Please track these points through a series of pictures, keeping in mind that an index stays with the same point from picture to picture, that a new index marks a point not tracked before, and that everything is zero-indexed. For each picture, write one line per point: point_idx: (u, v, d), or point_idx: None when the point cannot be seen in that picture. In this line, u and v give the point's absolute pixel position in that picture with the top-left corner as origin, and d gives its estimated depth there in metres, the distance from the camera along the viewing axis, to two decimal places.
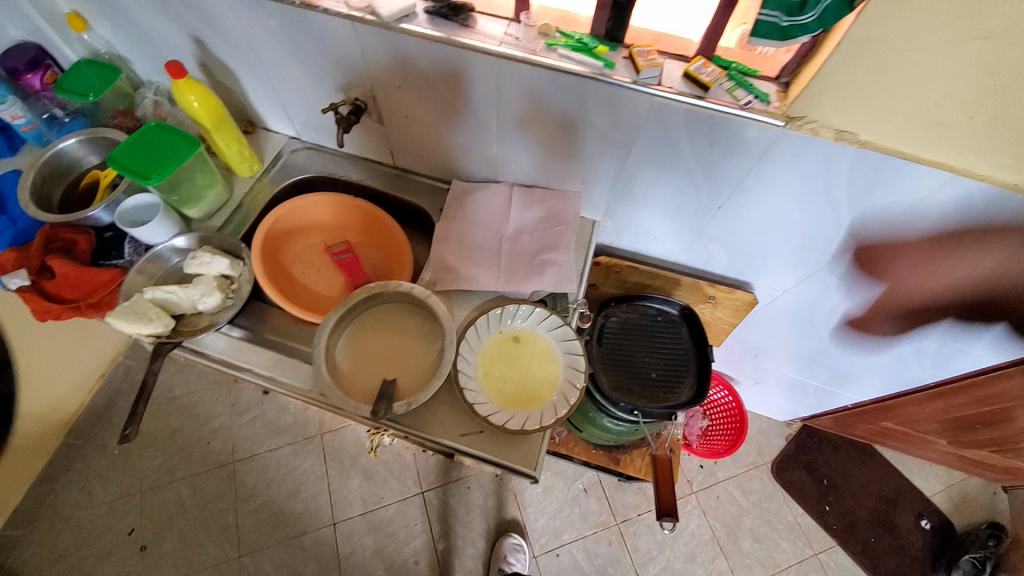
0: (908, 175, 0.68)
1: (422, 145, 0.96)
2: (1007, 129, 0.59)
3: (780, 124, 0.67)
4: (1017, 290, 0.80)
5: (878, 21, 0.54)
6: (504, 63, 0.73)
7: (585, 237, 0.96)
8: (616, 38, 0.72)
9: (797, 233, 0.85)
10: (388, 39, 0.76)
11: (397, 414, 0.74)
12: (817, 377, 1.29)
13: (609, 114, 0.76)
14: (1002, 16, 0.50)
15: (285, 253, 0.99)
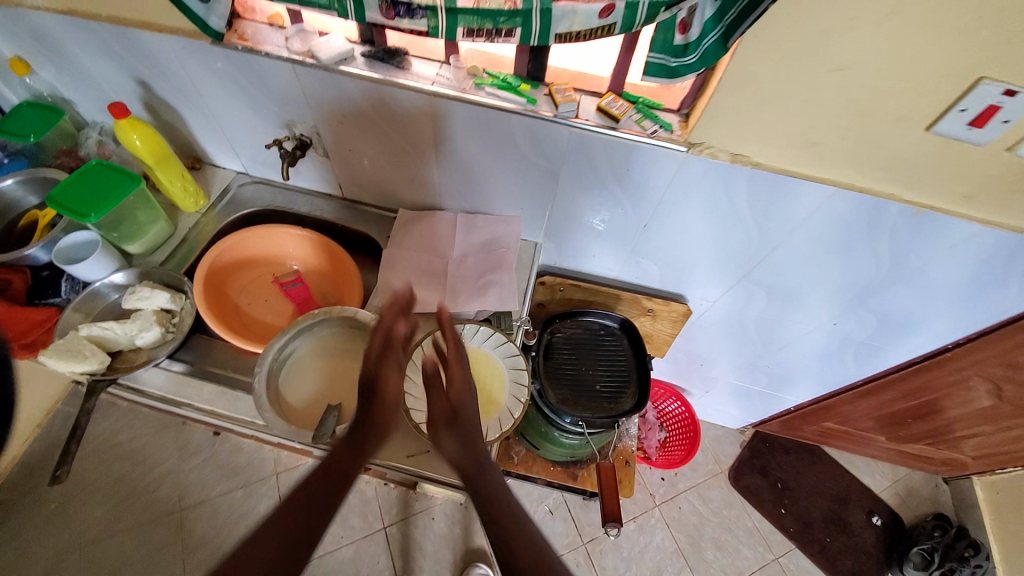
0: (799, 192, 0.77)
1: (368, 176, 1.00)
2: (870, 148, 0.69)
3: (683, 149, 0.76)
4: (914, 289, 0.90)
5: (750, 60, 0.63)
6: (437, 100, 0.79)
7: (528, 258, 1.02)
8: (537, 77, 0.79)
9: (716, 247, 0.93)
10: (329, 80, 0.81)
11: (340, 438, 0.76)
12: (758, 383, 1.37)
13: (536, 145, 0.82)
14: (847, 55, 0.60)
15: (232, 286, 1.00)
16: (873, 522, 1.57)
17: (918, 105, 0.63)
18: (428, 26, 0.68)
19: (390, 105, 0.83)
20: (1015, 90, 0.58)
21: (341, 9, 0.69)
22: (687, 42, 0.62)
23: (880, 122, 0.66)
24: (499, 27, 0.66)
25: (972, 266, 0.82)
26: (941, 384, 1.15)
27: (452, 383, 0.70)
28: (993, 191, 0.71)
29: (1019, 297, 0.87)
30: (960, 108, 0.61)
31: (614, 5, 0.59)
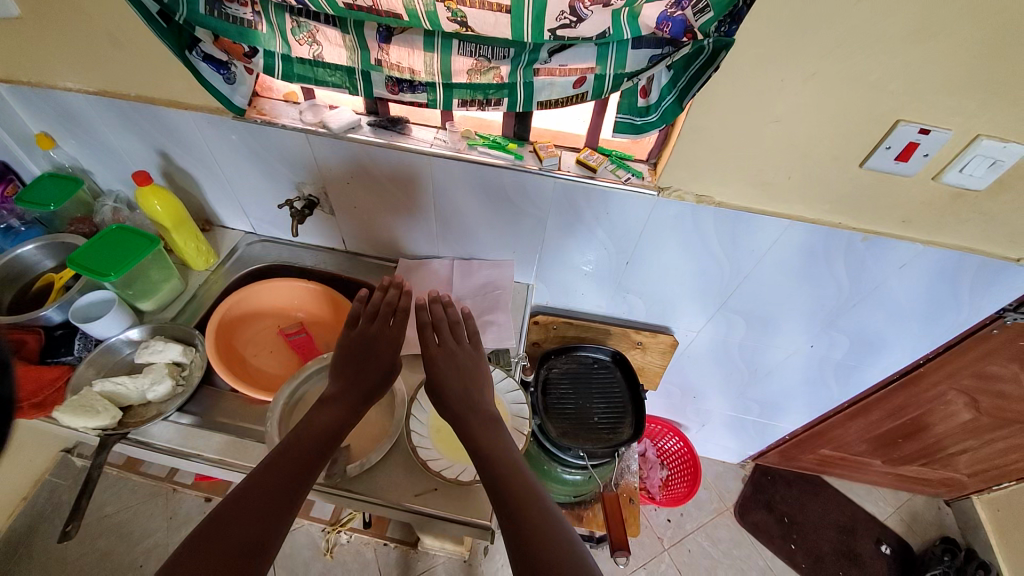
0: (759, 225, 0.87)
1: (370, 230, 1.08)
2: (813, 184, 0.80)
3: (654, 193, 0.86)
4: (878, 309, 0.99)
5: (703, 117, 0.74)
6: (435, 160, 0.89)
7: (521, 298, 1.08)
8: (522, 137, 0.90)
9: (694, 279, 1.01)
10: (338, 146, 0.91)
11: (350, 476, 0.80)
12: (751, 412, 1.41)
13: (524, 195, 0.92)
14: (781, 110, 0.71)
15: (239, 337, 1.04)
16: (884, 551, 1.55)
17: (849, 146, 0.74)
18: (428, 99, 0.80)
19: (391, 165, 0.92)
20: (927, 129, 0.69)
21: (349, 85, 0.80)
22: (648, 104, 0.74)
23: (820, 161, 0.77)
24: (489, 97, 0.77)
25: (923, 283, 0.92)
26: (920, 400, 1.22)
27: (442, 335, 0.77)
28: (927, 215, 0.81)
29: (971, 311, 0.95)
30: (886, 146, 0.72)
31: (585, 77, 0.71)
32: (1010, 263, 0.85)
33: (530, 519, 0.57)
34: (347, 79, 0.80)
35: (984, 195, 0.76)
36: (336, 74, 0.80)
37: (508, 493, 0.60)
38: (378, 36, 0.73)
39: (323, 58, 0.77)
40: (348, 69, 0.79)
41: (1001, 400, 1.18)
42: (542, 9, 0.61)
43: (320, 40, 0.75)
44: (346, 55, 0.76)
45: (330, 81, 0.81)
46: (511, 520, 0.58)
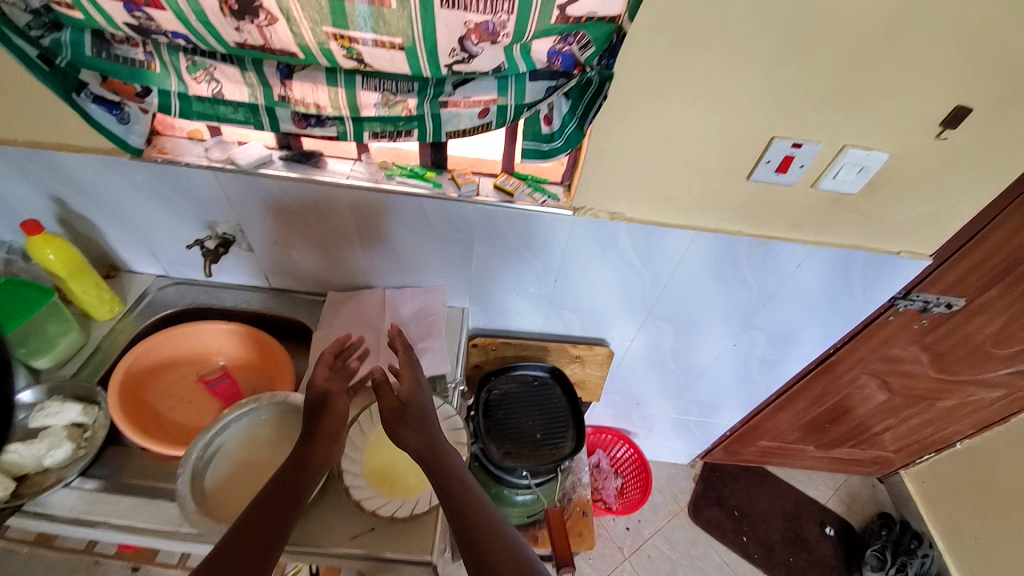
0: (670, 237, 0.93)
1: (294, 265, 1.05)
2: (711, 195, 0.86)
3: (570, 212, 0.89)
4: (787, 305, 1.06)
5: (602, 140, 0.78)
6: (353, 192, 0.89)
7: (456, 322, 1.08)
8: (440, 165, 0.92)
9: (619, 291, 1.05)
10: (249, 182, 0.89)
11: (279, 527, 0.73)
12: (692, 413, 1.47)
13: (446, 221, 0.93)
14: (672, 131, 0.77)
15: (152, 388, 0.97)
16: (828, 532, 1.63)
17: (738, 160, 0.81)
18: (338, 132, 0.79)
19: (308, 200, 0.91)
20: (799, 143, 0.77)
21: (255, 121, 0.79)
22: (552, 131, 0.78)
23: (714, 175, 0.83)
24: (399, 129, 0.77)
25: (821, 279, 1.00)
26: (838, 385, 1.31)
27: (404, 386, 0.79)
28: (814, 218, 0.89)
29: (867, 301, 1.04)
30: (766, 160, 0.79)
31: (489, 108, 0.73)
32: (890, 256, 0.94)
33: (497, 553, 0.61)
34: (251, 116, 0.78)
35: (858, 197, 0.85)
36: (238, 112, 0.78)
37: (473, 528, 0.64)
38: (278, 74, 0.73)
39: (222, 94, 0.75)
40: (251, 106, 0.77)
41: (907, 379, 1.29)
42: (434, 45, 0.63)
43: (218, 77, 0.73)
44: (246, 91, 0.74)
45: (234, 118, 0.78)
46: (479, 553, 0.62)
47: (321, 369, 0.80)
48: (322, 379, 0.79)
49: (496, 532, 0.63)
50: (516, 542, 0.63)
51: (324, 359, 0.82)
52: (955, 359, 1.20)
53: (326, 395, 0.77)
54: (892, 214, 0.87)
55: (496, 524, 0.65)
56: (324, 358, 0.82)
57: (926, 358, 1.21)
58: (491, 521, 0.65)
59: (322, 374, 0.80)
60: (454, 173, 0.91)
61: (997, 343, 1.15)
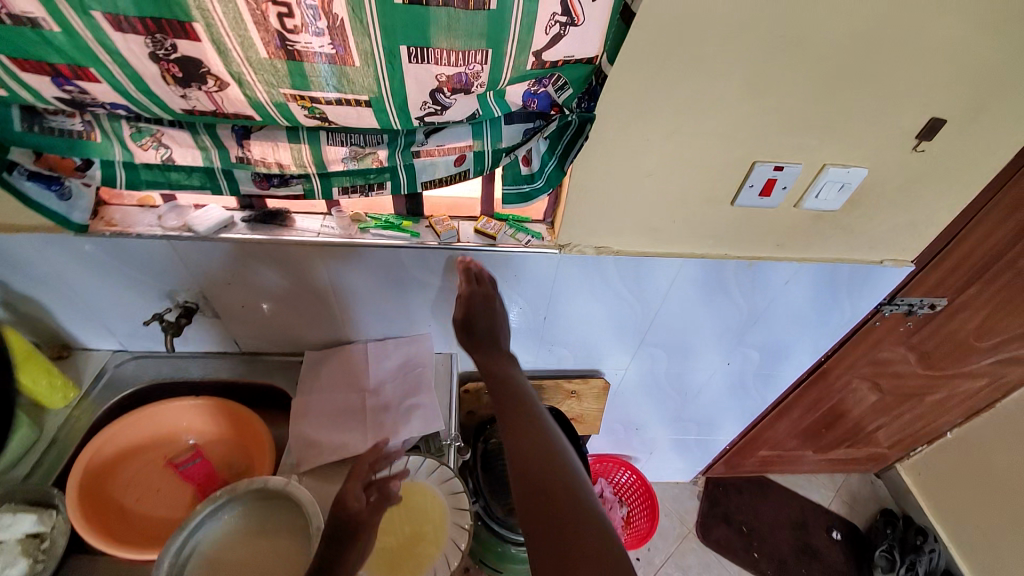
0: (658, 267, 0.91)
1: (265, 327, 0.98)
2: (697, 223, 0.85)
3: (556, 250, 0.86)
4: (777, 322, 1.06)
5: (584, 178, 0.76)
6: (324, 248, 0.83)
7: (445, 370, 1.03)
8: (416, 213, 0.88)
9: (611, 323, 1.03)
10: (210, 249, 0.83)
11: None
12: (690, 433, 1.44)
13: (428, 269, 0.88)
14: (654, 164, 0.75)
15: (113, 482, 0.87)
16: (835, 537, 1.62)
17: (721, 187, 0.79)
18: (304, 190, 0.74)
19: (277, 260, 0.85)
20: (780, 167, 0.76)
21: (212, 186, 0.73)
22: (532, 171, 0.74)
23: (699, 203, 0.82)
24: (371, 182, 0.73)
25: (809, 294, 1.00)
26: (832, 391, 1.31)
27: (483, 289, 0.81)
28: (797, 237, 0.89)
29: (854, 310, 1.04)
30: (749, 185, 0.78)
31: (465, 155, 0.70)
32: (874, 266, 0.95)
33: (542, 467, 0.58)
34: (207, 179, 0.72)
35: (839, 214, 0.85)
36: (193, 178, 0.72)
37: (520, 438, 0.62)
38: (234, 135, 0.68)
39: (173, 160, 0.69)
40: (206, 169, 0.71)
41: (897, 379, 1.30)
42: (403, 100, 0.59)
43: (168, 143, 0.67)
44: (199, 155, 0.69)
45: (189, 184, 0.72)
46: (524, 462, 0.60)
47: (354, 492, 0.66)
48: (357, 505, 0.64)
49: (544, 446, 0.60)
50: (567, 460, 0.59)
51: (358, 476, 0.67)
52: (942, 355, 1.22)
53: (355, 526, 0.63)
54: (873, 227, 0.88)
55: (548, 436, 0.62)
56: (357, 472, 0.68)
57: (914, 357, 1.23)
58: (544, 433, 0.62)
59: (356, 494, 0.66)
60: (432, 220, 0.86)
61: (979, 336, 1.17)
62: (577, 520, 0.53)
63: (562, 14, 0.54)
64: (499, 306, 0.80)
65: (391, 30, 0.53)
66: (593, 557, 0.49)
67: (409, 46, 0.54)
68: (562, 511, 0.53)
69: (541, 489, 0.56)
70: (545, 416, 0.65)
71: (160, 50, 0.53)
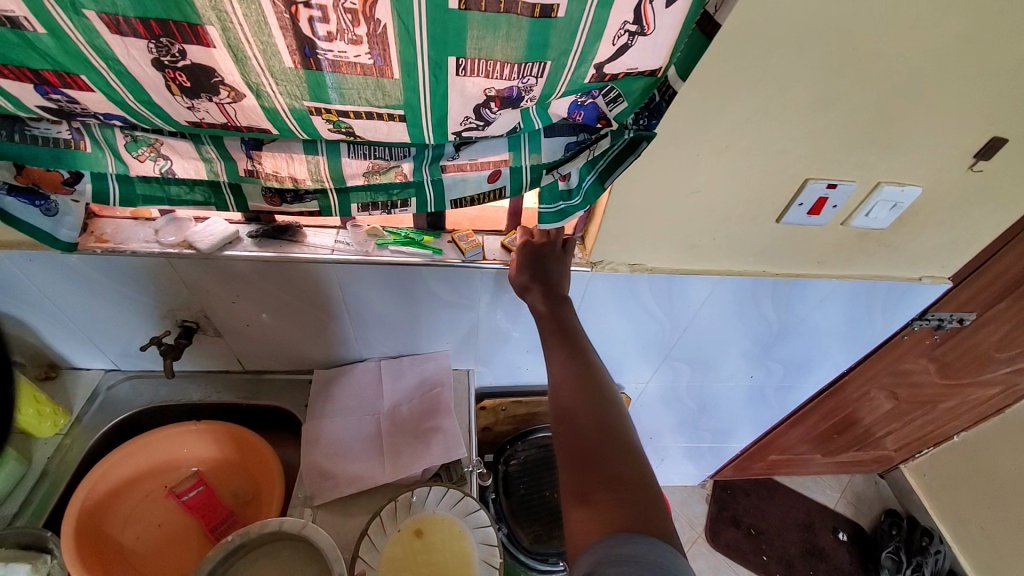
0: (692, 284, 0.86)
1: (272, 346, 0.91)
2: (737, 241, 0.80)
3: (587, 268, 0.81)
4: (807, 335, 1.02)
5: (624, 194, 0.71)
6: (339, 266, 0.76)
7: (464, 388, 0.97)
8: (437, 226, 0.81)
9: (637, 337, 0.98)
10: (212, 266, 0.76)
11: None
12: (704, 441, 1.42)
13: (449, 287, 0.82)
14: (700, 180, 0.70)
15: (112, 517, 0.81)
16: (842, 539, 1.63)
17: (767, 205, 0.75)
18: (319, 207, 0.66)
19: (287, 279, 0.78)
20: (833, 185, 0.71)
21: (217, 202, 0.66)
22: (569, 186, 0.68)
23: (742, 220, 0.77)
24: (394, 199, 0.66)
25: (842, 310, 0.96)
26: (849, 400, 1.29)
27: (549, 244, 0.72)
28: (838, 254, 0.85)
29: (885, 324, 1.01)
30: (799, 203, 0.73)
31: (500, 171, 0.63)
32: (913, 283, 0.91)
33: (588, 415, 0.54)
34: (211, 194, 0.65)
35: (885, 231, 0.81)
36: (195, 192, 0.65)
37: (568, 383, 0.57)
38: (243, 146, 0.60)
39: (173, 172, 0.61)
40: (210, 183, 0.64)
41: (914, 388, 1.29)
42: (442, 115, 0.53)
43: (167, 153, 0.59)
44: (203, 167, 0.61)
45: (190, 199, 0.65)
46: (566, 404, 0.55)
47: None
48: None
49: (595, 397, 0.55)
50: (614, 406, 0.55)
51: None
52: (961, 366, 1.20)
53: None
54: (916, 244, 0.84)
55: (600, 383, 0.56)
56: None
57: (934, 368, 1.21)
58: (598, 382, 0.57)
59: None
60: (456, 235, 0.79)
61: (1000, 348, 1.15)
62: (618, 475, 0.50)
63: (633, 22, 0.47)
64: (554, 263, 0.71)
65: (440, 39, 0.46)
66: (632, 516, 0.47)
67: (457, 57, 0.47)
68: (602, 465, 0.50)
69: (583, 435, 0.53)
70: (597, 360, 0.60)
71: (166, 56, 0.45)
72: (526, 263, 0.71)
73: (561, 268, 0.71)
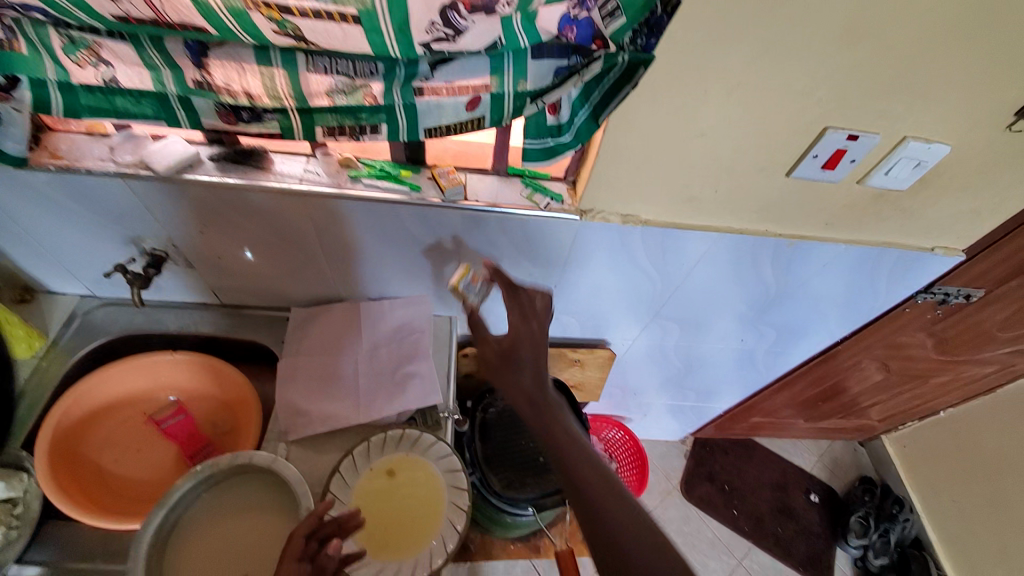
0: (688, 240, 0.81)
1: (246, 279, 0.88)
2: (739, 195, 0.74)
3: (576, 216, 0.76)
4: (803, 301, 0.98)
5: (620, 135, 0.64)
6: (309, 198, 0.72)
7: (445, 334, 0.95)
8: (417, 160, 0.75)
9: (626, 294, 0.94)
10: (176, 191, 0.71)
11: None
12: (688, 399, 1.42)
13: (429, 228, 0.78)
14: (707, 121, 0.63)
15: (89, 441, 0.82)
16: (812, 500, 1.68)
17: (777, 156, 0.68)
18: (280, 128, 0.61)
19: (255, 209, 0.74)
20: (855, 136, 0.64)
21: (167, 117, 0.60)
22: (559, 122, 0.62)
23: (749, 172, 0.70)
24: (362, 123, 0.60)
25: (845, 277, 0.91)
26: (839, 370, 1.27)
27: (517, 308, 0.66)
28: (848, 216, 0.78)
29: (887, 295, 0.97)
30: (813, 155, 0.66)
31: (479, 98, 0.57)
32: (924, 253, 0.85)
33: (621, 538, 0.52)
34: (160, 109, 0.59)
35: (903, 194, 0.74)
36: (143, 105, 0.58)
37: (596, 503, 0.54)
38: (188, 52, 0.54)
39: (117, 81, 0.56)
40: (156, 95, 0.57)
41: (907, 362, 1.26)
42: (404, 20, 0.47)
43: (108, 59, 0.54)
44: (148, 76, 0.55)
45: (139, 112, 0.59)
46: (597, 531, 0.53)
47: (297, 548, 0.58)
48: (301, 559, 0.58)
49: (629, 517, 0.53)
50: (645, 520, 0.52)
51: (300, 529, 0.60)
52: (959, 343, 1.17)
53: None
54: (935, 210, 0.78)
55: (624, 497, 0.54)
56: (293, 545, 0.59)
57: (930, 343, 1.18)
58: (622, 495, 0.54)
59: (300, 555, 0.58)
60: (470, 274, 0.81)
61: (1003, 327, 1.10)
62: None
63: None
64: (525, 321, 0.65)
65: None
66: None
67: None
68: None
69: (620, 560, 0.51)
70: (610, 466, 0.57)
71: None
72: (511, 331, 0.65)
73: (538, 334, 0.65)
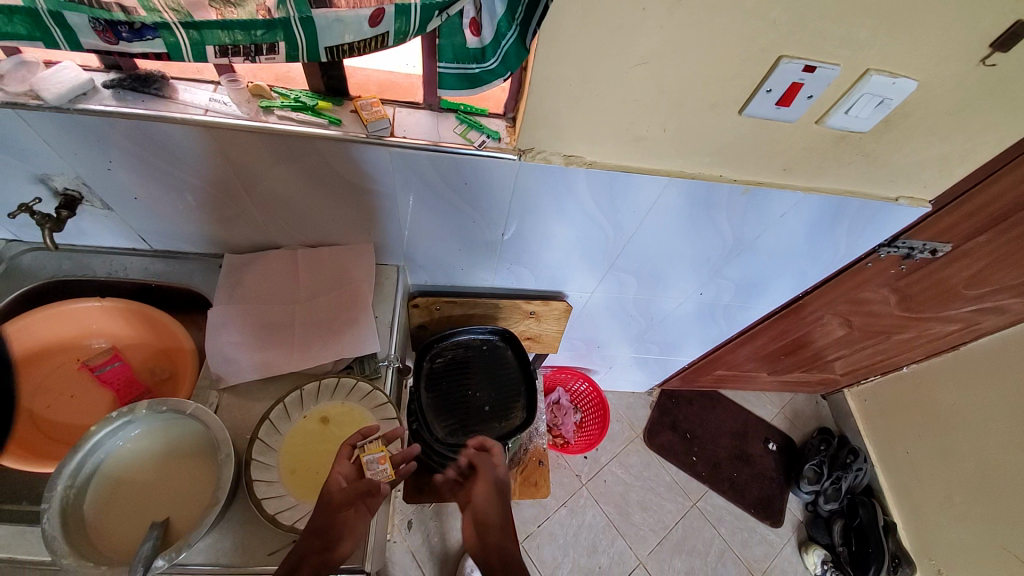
0: (637, 185, 0.76)
1: (174, 223, 0.83)
2: (691, 136, 0.69)
3: (514, 156, 0.70)
4: (762, 252, 0.94)
5: (553, 59, 0.58)
6: (217, 130, 0.65)
7: (390, 283, 0.92)
8: (340, 92, 0.69)
9: (578, 243, 0.90)
10: (71, 123, 0.64)
11: (166, 567, 0.58)
12: (652, 352, 1.42)
13: (358, 169, 0.72)
14: (648, 46, 0.56)
15: (15, 387, 0.80)
16: (770, 448, 1.74)
17: (727, 90, 0.62)
18: (166, 46, 0.52)
19: (163, 143, 0.67)
20: (812, 67, 0.58)
21: (43, 38, 0.50)
22: (482, 45, 0.56)
23: (698, 109, 0.65)
24: (257, 42, 0.53)
25: (803, 227, 0.87)
26: (802, 324, 1.25)
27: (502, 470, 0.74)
28: (809, 161, 0.74)
29: (849, 247, 0.93)
30: (766, 89, 0.61)
31: (382, 10, 0.50)
32: (888, 203, 0.81)
33: None
34: (33, 28, 0.50)
35: (866, 136, 0.69)
36: (14, 24, 0.49)
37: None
38: None
39: None
40: (26, 11, 0.48)
41: (870, 317, 1.25)
42: None
43: None
44: None
45: (11, 33, 0.50)
46: None
47: (338, 466, 0.62)
48: (340, 479, 0.61)
49: None
50: None
51: (340, 455, 0.64)
52: (924, 299, 1.14)
53: (337, 502, 0.59)
54: (901, 156, 0.73)
55: None
56: (342, 452, 0.64)
57: (895, 299, 1.16)
58: None
59: (343, 471, 0.62)
60: (382, 450, 0.65)
61: (970, 284, 1.08)
62: None
63: None
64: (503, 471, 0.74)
65: None
66: None
67: None
68: None
69: None
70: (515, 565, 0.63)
71: None
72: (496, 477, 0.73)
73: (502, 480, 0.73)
